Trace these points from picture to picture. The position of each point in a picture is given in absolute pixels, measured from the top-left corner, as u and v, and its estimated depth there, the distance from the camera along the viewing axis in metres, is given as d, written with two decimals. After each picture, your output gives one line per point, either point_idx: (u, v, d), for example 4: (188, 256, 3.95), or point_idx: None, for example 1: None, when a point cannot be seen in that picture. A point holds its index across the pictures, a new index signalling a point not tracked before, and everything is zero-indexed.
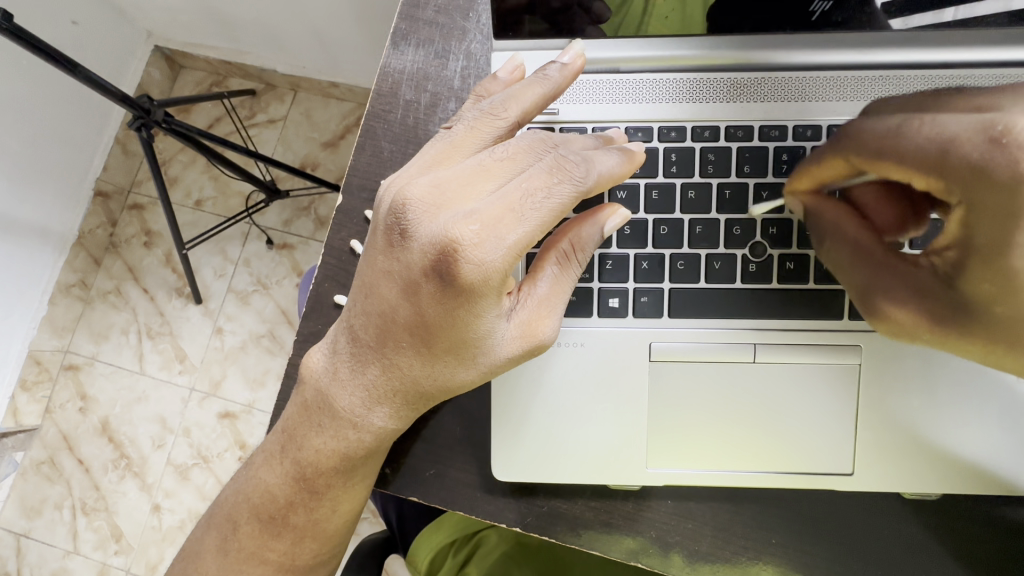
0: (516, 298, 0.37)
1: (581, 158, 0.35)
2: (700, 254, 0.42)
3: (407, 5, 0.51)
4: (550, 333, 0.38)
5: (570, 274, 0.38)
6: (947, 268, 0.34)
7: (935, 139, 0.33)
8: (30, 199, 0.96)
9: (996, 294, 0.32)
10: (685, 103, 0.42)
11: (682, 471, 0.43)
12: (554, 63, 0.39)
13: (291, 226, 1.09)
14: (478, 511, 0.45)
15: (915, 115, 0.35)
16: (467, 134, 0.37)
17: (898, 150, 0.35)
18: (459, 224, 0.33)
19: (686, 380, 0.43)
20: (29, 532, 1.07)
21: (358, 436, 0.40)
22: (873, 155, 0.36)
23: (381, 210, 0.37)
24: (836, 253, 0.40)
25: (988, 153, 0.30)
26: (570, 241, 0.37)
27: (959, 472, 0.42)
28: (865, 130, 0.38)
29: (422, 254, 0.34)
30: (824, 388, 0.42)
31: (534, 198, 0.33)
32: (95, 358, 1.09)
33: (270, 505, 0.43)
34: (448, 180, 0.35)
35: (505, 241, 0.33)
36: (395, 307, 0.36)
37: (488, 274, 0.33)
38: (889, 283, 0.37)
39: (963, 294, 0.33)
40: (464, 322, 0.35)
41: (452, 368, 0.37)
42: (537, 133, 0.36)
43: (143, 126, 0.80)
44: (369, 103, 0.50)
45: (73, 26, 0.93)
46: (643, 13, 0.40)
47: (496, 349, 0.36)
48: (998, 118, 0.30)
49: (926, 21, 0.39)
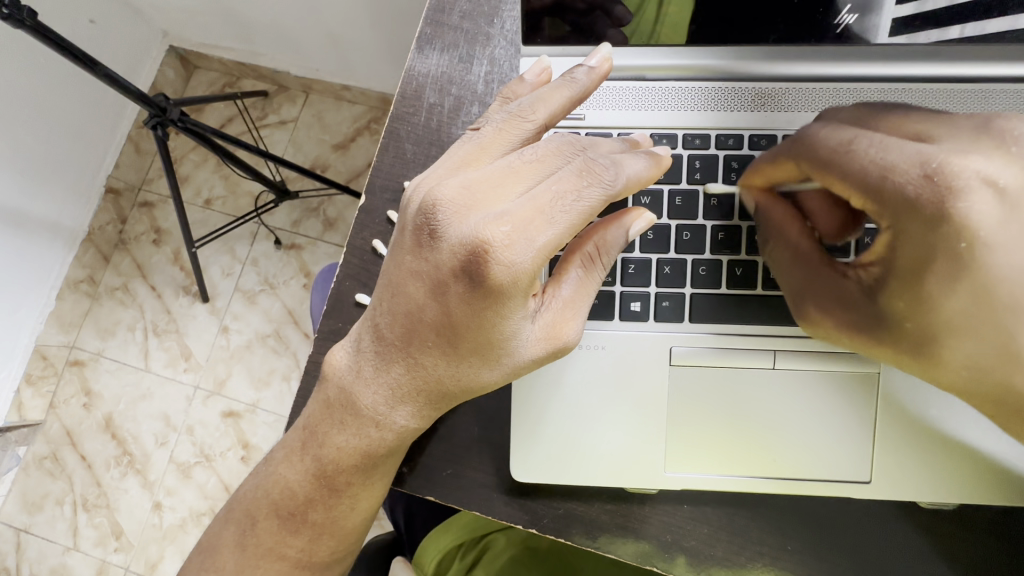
0: (541, 300, 0.37)
1: (610, 162, 0.35)
2: (722, 260, 0.42)
3: (432, 11, 0.52)
4: (573, 335, 0.38)
5: (595, 277, 0.38)
6: (871, 282, 0.37)
7: (875, 166, 0.34)
8: (42, 194, 0.97)
9: (909, 312, 0.35)
10: (709, 111, 0.43)
11: (699, 475, 0.43)
12: (582, 67, 0.39)
13: (300, 226, 1.09)
14: (494, 512, 0.46)
15: (864, 132, 0.35)
16: (497, 136, 0.38)
17: (844, 168, 0.35)
18: (490, 226, 0.34)
19: (705, 385, 0.43)
20: (30, 527, 1.07)
21: (381, 434, 0.41)
22: (820, 166, 0.37)
23: (409, 210, 0.37)
24: (777, 254, 0.41)
25: (919, 187, 0.33)
26: (595, 243, 0.38)
27: (977, 484, 0.42)
28: (820, 136, 0.37)
29: (452, 254, 0.35)
30: (842, 396, 0.42)
31: (564, 201, 0.34)
32: (101, 354, 1.09)
33: (290, 501, 0.43)
34: (478, 181, 0.35)
35: (535, 242, 0.33)
36: (422, 306, 0.36)
37: (517, 276, 0.34)
38: (818, 290, 0.39)
39: (882, 308, 0.36)
40: (492, 322, 0.35)
41: (476, 369, 0.37)
42: (567, 137, 0.36)
43: (158, 125, 0.81)
44: (393, 106, 0.51)
45: (91, 24, 0.94)
46: (656, 20, 0.40)
47: (521, 350, 0.37)
48: (932, 155, 0.33)
49: (931, 38, 0.40)
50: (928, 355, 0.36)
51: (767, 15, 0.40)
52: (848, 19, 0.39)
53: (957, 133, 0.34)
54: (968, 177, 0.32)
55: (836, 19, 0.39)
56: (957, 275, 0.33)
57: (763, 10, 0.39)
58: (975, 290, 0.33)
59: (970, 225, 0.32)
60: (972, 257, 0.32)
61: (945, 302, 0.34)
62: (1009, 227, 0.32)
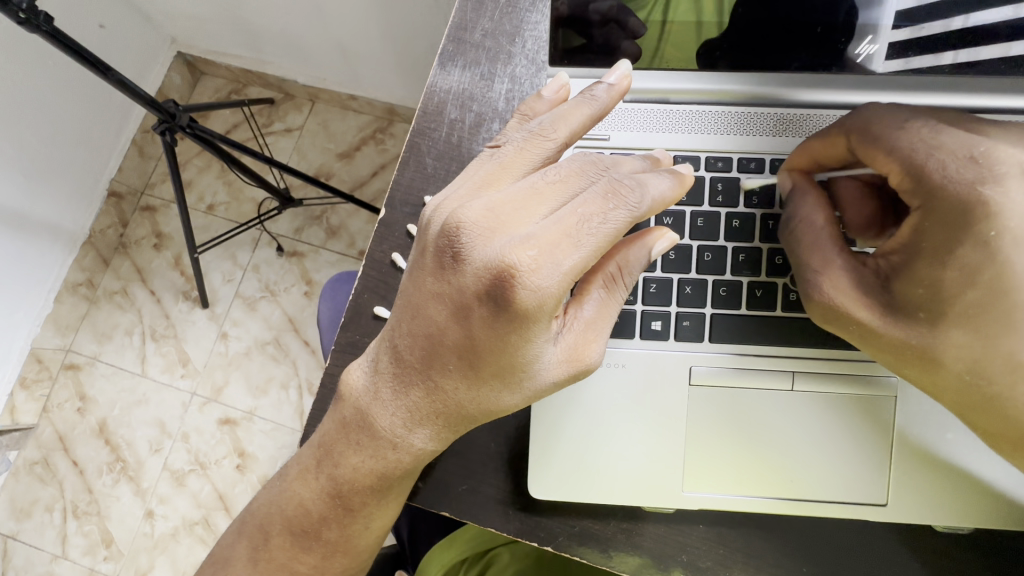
0: (563, 322, 0.38)
1: (635, 183, 0.36)
2: (742, 281, 0.43)
3: (454, 28, 0.52)
4: (594, 358, 0.38)
5: (616, 297, 0.39)
6: (887, 271, 0.37)
7: (922, 146, 0.35)
8: (44, 196, 0.96)
9: (926, 300, 0.36)
10: (732, 135, 0.44)
11: (717, 496, 0.43)
12: (601, 84, 0.40)
13: (303, 233, 1.09)
14: (508, 529, 0.46)
15: (921, 116, 0.37)
16: (518, 155, 0.38)
17: (890, 144, 0.36)
18: (516, 250, 0.34)
19: (723, 405, 0.43)
20: (17, 534, 1.05)
21: (397, 456, 0.41)
22: (867, 142, 0.37)
23: (431, 232, 0.37)
24: (802, 230, 0.40)
25: (963, 167, 0.34)
26: (617, 263, 0.38)
27: (991, 508, 0.42)
28: (875, 111, 0.38)
29: (476, 278, 0.35)
30: (859, 417, 0.43)
31: (590, 224, 0.34)
32: (97, 358, 1.08)
33: (304, 519, 0.43)
34: (501, 203, 0.36)
35: (562, 266, 0.34)
36: (444, 330, 0.37)
37: (544, 300, 0.34)
38: (835, 274, 0.38)
39: (899, 296, 0.37)
40: (515, 346, 0.35)
41: (497, 392, 0.37)
42: (589, 156, 0.37)
43: (167, 130, 0.81)
44: (414, 121, 0.52)
45: (101, 29, 0.95)
46: (660, 38, 0.42)
47: (543, 373, 0.37)
48: (977, 143, 0.35)
49: (925, 63, 0.41)
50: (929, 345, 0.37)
51: (787, 42, 0.41)
52: (868, 49, 0.42)
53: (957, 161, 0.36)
54: (1010, 167, 0.34)
55: (856, 50, 0.42)
56: (983, 265, 0.34)
57: (787, 37, 0.41)
58: (991, 282, 0.35)
59: (1003, 215, 0.34)
60: (998, 249, 0.34)
61: (959, 295, 0.35)
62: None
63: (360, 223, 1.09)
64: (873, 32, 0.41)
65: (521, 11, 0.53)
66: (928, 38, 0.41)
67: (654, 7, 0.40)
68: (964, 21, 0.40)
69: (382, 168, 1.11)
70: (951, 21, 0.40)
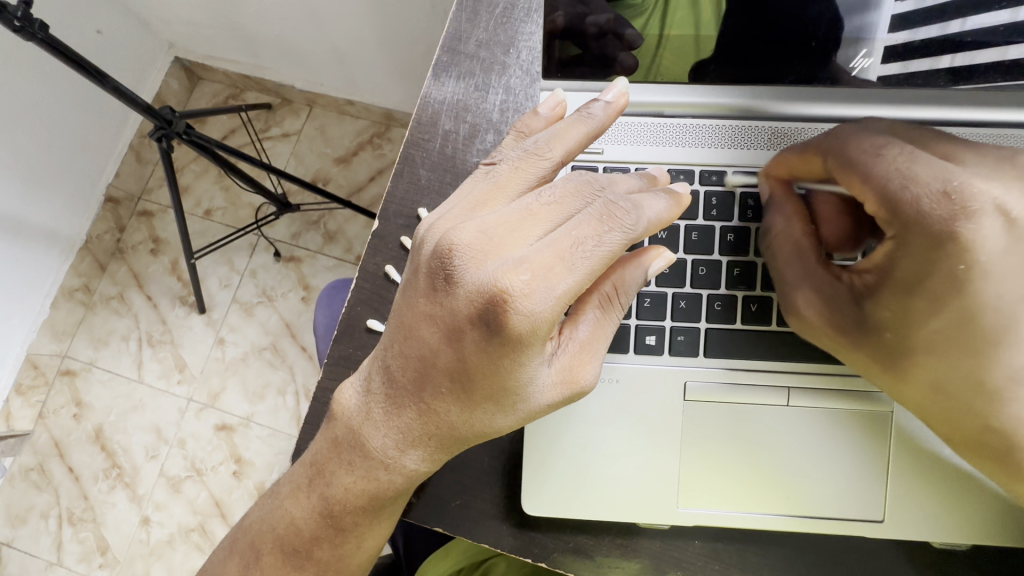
0: (557, 343, 0.37)
1: (631, 204, 0.35)
2: (737, 295, 0.43)
3: (449, 39, 0.52)
4: (589, 379, 0.38)
5: (611, 317, 0.38)
6: (861, 288, 0.39)
7: (898, 176, 0.35)
8: (41, 202, 0.96)
9: (893, 322, 0.37)
10: (726, 149, 0.44)
11: (713, 513, 0.43)
12: (598, 101, 0.39)
13: (300, 239, 1.09)
14: (501, 545, 0.45)
15: (897, 141, 0.36)
16: (513, 174, 0.38)
17: (866, 172, 0.36)
18: (509, 273, 0.34)
19: (719, 421, 0.43)
20: (12, 541, 1.04)
21: (390, 476, 0.40)
22: (845, 167, 0.37)
23: (424, 252, 0.37)
24: (777, 244, 0.41)
25: (936, 203, 0.34)
26: (613, 283, 0.38)
27: (988, 524, 0.42)
28: (852, 136, 0.38)
29: (469, 300, 0.35)
30: (856, 433, 0.43)
31: (585, 246, 0.34)
32: (93, 364, 1.08)
33: (296, 538, 0.42)
34: (495, 225, 0.35)
35: (555, 290, 0.33)
36: (437, 352, 0.36)
37: (536, 324, 0.34)
38: (808, 290, 0.40)
39: (869, 315, 0.38)
40: (508, 370, 0.35)
41: (490, 415, 0.37)
42: (584, 176, 0.36)
43: (163, 137, 0.80)
44: (408, 132, 0.51)
45: (97, 35, 0.95)
46: (658, 45, 0.41)
47: (536, 396, 0.37)
48: (955, 176, 0.35)
49: (924, 66, 0.41)
50: (900, 366, 0.38)
51: (785, 56, 0.41)
52: (862, 62, 0.41)
53: (953, 174, 0.36)
54: (982, 202, 0.34)
55: (851, 63, 0.41)
56: (947, 297, 0.35)
57: (782, 52, 0.41)
58: (961, 312, 0.35)
59: (973, 249, 0.34)
60: (966, 282, 0.35)
61: (926, 323, 0.36)
62: (1005, 258, 0.34)
63: (358, 228, 1.09)
64: (868, 46, 0.41)
65: (516, 21, 0.52)
66: (922, 43, 0.40)
67: (652, 16, 0.40)
68: (962, 25, 0.40)
69: (379, 173, 1.11)
70: (949, 24, 0.40)
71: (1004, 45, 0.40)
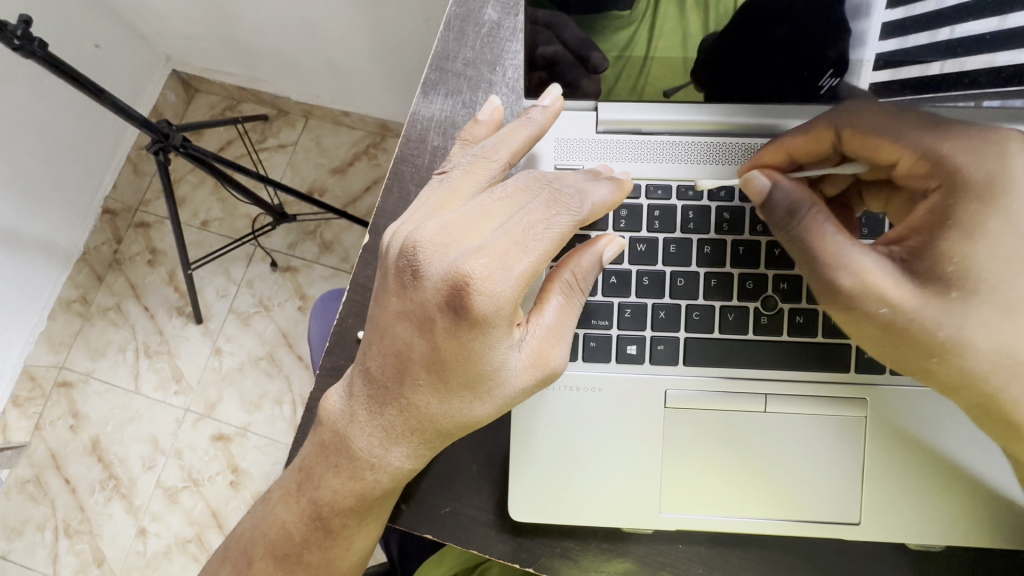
0: (525, 329, 0.39)
1: (574, 191, 0.38)
2: (715, 306, 0.44)
3: (437, 58, 0.54)
4: (559, 361, 0.39)
5: (575, 303, 0.40)
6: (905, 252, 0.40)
7: (930, 130, 0.41)
8: (39, 214, 0.97)
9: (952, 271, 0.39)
10: (702, 164, 0.45)
11: (694, 516, 0.44)
12: (536, 107, 0.43)
13: (296, 249, 1.10)
14: (490, 550, 0.46)
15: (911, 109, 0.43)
16: (465, 178, 0.41)
17: (897, 131, 0.42)
18: (469, 260, 0.35)
19: (698, 426, 0.44)
20: (7, 553, 1.04)
21: (376, 477, 0.41)
22: (871, 131, 0.43)
23: (390, 254, 0.39)
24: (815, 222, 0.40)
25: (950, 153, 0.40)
26: (571, 272, 0.40)
27: (960, 524, 0.43)
28: (862, 108, 0.43)
29: (435, 291, 0.36)
30: (831, 437, 0.44)
31: (535, 231, 0.36)
32: (90, 375, 1.08)
33: (286, 543, 0.43)
34: (454, 222, 0.37)
35: (513, 271, 0.35)
36: (409, 344, 0.37)
37: (500, 305, 0.35)
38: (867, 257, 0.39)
39: (923, 269, 0.39)
40: (479, 354, 0.37)
41: (466, 402, 0.38)
42: (532, 173, 0.39)
43: (160, 149, 0.81)
44: (398, 148, 0.53)
45: (95, 49, 0.97)
46: (643, 59, 0.42)
47: (509, 380, 0.38)
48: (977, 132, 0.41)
49: (914, 72, 0.42)
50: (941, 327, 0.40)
51: (756, 78, 0.43)
52: (830, 82, 0.43)
53: None
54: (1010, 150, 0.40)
55: (818, 81, 0.43)
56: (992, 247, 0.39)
57: (754, 71, 0.43)
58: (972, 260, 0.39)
59: None
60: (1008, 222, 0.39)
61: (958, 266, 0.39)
62: None
63: (353, 238, 1.10)
64: (835, 66, 0.42)
65: (502, 40, 0.54)
66: (909, 52, 0.42)
67: (639, 29, 0.40)
68: (951, 33, 0.41)
69: (375, 182, 1.12)
70: (938, 32, 0.41)
71: (990, 53, 0.41)
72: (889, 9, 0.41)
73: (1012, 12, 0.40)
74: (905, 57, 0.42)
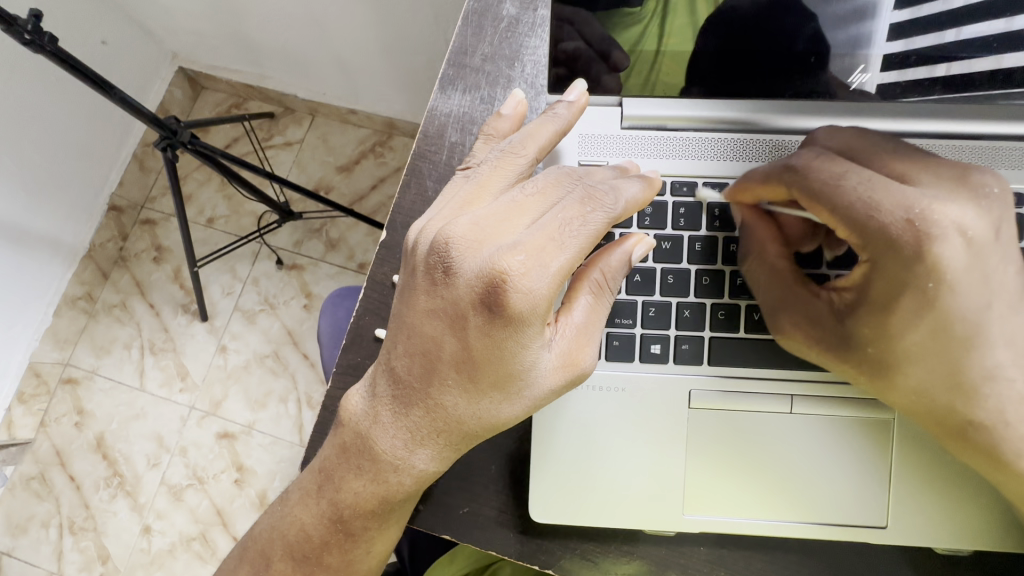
0: (555, 329, 0.38)
1: (608, 187, 0.38)
2: (740, 305, 0.44)
3: (455, 53, 0.53)
4: (588, 361, 0.39)
5: (604, 303, 0.39)
6: (841, 305, 0.41)
7: (863, 205, 0.37)
8: (45, 211, 0.97)
9: (872, 337, 0.40)
10: (729, 161, 0.45)
11: (718, 519, 0.43)
12: (561, 101, 0.42)
13: (302, 247, 1.10)
14: (509, 552, 0.46)
15: (853, 169, 0.39)
16: (493, 174, 0.41)
17: (833, 201, 0.38)
18: (505, 256, 0.35)
19: (722, 427, 0.43)
20: (12, 550, 1.04)
21: (399, 479, 0.40)
22: (809, 200, 0.39)
23: (419, 251, 0.38)
24: (756, 271, 0.43)
25: (901, 229, 0.37)
26: (600, 271, 0.39)
27: (990, 529, 0.42)
28: (812, 169, 0.40)
29: (469, 288, 0.36)
30: (857, 439, 0.43)
31: (572, 227, 0.36)
32: (95, 372, 1.08)
33: (305, 544, 0.43)
34: (487, 218, 0.37)
35: (550, 268, 0.35)
36: (439, 343, 0.37)
37: (536, 303, 0.35)
38: (794, 314, 0.42)
39: (850, 329, 0.40)
40: (512, 353, 0.36)
41: (496, 403, 0.37)
42: (563, 169, 0.39)
43: (168, 146, 0.80)
44: (416, 144, 0.52)
45: (102, 45, 0.96)
46: (654, 56, 0.42)
47: (539, 381, 0.37)
48: (915, 202, 0.37)
49: (921, 75, 0.42)
50: (885, 376, 0.40)
51: (784, 72, 0.43)
52: (860, 78, 0.42)
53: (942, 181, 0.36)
54: (946, 226, 0.37)
55: (850, 77, 0.42)
56: (922, 311, 0.38)
57: (779, 66, 0.42)
58: (935, 322, 0.38)
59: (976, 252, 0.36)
60: (937, 297, 0.37)
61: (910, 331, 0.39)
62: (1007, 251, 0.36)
63: (360, 236, 1.10)
64: (863, 61, 0.42)
65: (520, 35, 0.53)
66: (922, 53, 0.42)
67: (649, 25, 0.40)
68: (957, 35, 0.41)
69: (382, 180, 1.12)
70: (945, 33, 0.41)
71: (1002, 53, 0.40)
72: (895, 10, 0.41)
73: (1016, 15, 0.40)
74: (918, 58, 0.42)
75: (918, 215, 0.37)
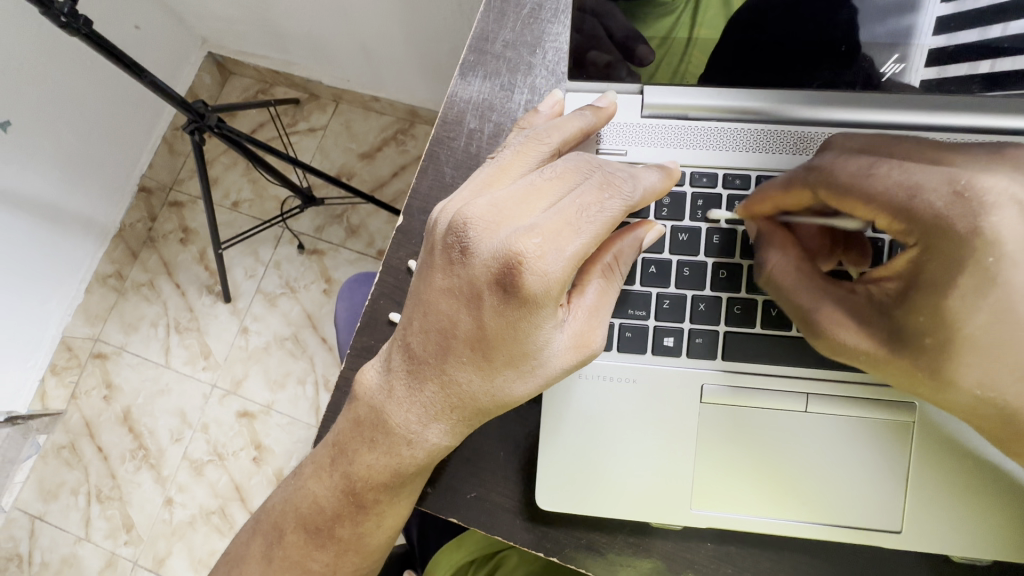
0: (568, 310, 0.38)
1: (628, 175, 0.37)
2: (758, 300, 0.43)
3: (477, 39, 0.53)
4: (600, 342, 0.39)
5: (613, 286, 0.39)
6: (884, 298, 0.37)
7: (902, 189, 0.34)
8: (78, 191, 1.00)
9: (932, 326, 0.34)
10: (751, 152, 0.44)
11: (727, 515, 0.43)
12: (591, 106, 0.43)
13: (323, 232, 1.11)
14: (515, 538, 0.46)
15: (883, 159, 0.36)
16: (515, 158, 0.40)
17: (866, 192, 0.35)
18: (521, 238, 0.35)
19: (735, 423, 0.43)
20: (43, 515, 1.09)
21: (412, 453, 0.41)
22: (838, 190, 0.37)
23: (438, 230, 0.38)
24: (780, 273, 0.40)
25: (948, 203, 0.33)
26: (612, 254, 0.39)
27: (1009, 540, 0.41)
28: (836, 166, 0.38)
29: (485, 268, 0.36)
30: (875, 441, 0.42)
31: (589, 213, 0.36)
32: (123, 348, 1.12)
33: (318, 516, 0.44)
34: (505, 200, 0.37)
35: (565, 252, 0.35)
36: (455, 320, 0.37)
37: (550, 286, 0.35)
38: (831, 308, 0.38)
39: (901, 323, 0.35)
40: (525, 332, 0.36)
41: (508, 382, 0.38)
42: (582, 155, 0.38)
43: (195, 130, 0.81)
44: (434, 130, 0.52)
45: (136, 30, 0.98)
46: (685, 47, 0.41)
47: (551, 360, 0.38)
48: (958, 176, 0.34)
49: (962, 71, 0.40)
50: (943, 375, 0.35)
51: (814, 59, 0.41)
52: (892, 69, 0.41)
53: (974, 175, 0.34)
54: (998, 196, 0.32)
55: (880, 69, 0.41)
56: (983, 289, 0.33)
57: (811, 55, 0.40)
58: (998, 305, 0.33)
59: None
60: (997, 273, 0.32)
61: (969, 320, 0.33)
62: None
63: (380, 223, 1.11)
64: (899, 52, 0.40)
65: (543, 21, 0.53)
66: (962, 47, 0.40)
67: (680, 17, 0.39)
68: (1003, 30, 0.38)
69: (403, 168, 1.13)
70: (991, 28, 0.39)
71: None
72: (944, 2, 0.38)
73: None
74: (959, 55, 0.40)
75: (963, 188, 0.33)
